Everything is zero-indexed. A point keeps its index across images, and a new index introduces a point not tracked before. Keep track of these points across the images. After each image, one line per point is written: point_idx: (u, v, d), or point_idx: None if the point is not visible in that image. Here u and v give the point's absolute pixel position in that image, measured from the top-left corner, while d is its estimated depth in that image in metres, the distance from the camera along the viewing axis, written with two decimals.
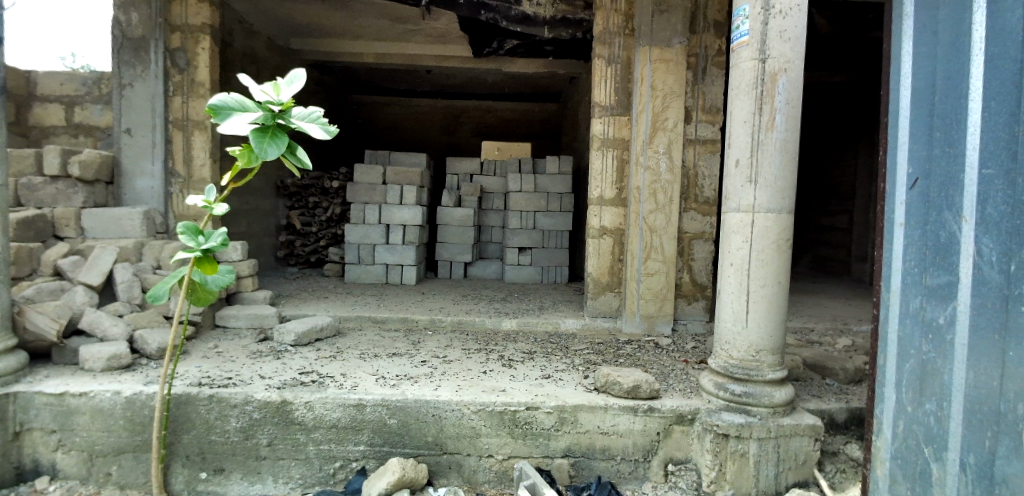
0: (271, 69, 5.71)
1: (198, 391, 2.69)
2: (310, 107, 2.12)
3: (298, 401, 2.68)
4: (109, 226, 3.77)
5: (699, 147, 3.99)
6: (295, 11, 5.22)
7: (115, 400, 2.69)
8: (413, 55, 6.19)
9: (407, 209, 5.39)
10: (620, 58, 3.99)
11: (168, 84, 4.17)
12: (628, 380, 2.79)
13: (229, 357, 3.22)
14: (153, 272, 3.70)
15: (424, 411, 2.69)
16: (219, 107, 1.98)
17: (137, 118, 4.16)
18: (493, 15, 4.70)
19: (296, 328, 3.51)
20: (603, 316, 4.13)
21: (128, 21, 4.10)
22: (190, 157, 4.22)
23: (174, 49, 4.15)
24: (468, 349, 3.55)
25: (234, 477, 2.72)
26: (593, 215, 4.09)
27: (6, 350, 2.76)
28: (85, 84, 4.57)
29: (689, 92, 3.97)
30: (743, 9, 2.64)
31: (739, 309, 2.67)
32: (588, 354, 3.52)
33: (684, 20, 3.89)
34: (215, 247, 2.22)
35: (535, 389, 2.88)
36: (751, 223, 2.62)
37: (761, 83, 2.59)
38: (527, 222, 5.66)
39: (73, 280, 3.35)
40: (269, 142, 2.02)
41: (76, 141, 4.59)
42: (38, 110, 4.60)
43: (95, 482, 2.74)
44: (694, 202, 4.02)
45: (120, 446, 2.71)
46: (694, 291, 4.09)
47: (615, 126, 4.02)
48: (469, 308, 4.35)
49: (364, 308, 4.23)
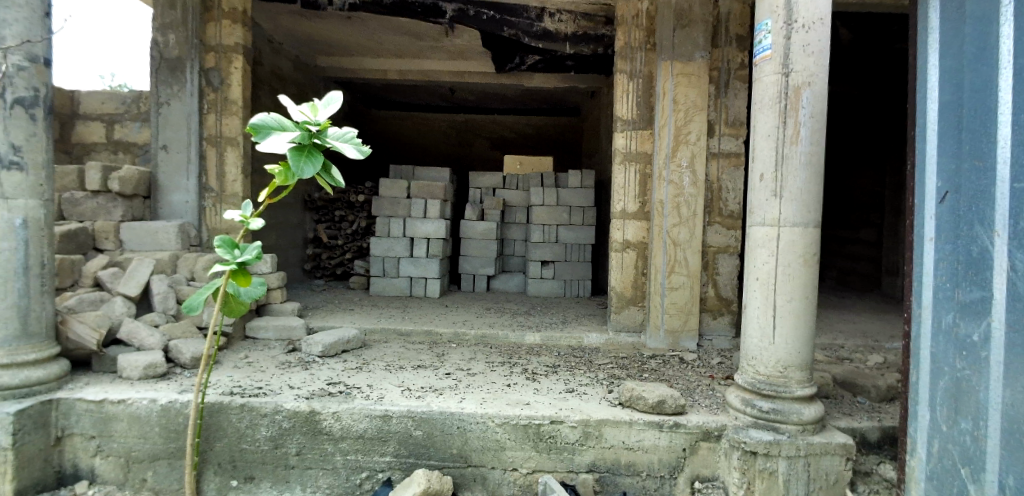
0: (297, 86, 5.86)
1: (231, 400, 2.76)
2: (345, 127, 2.20)
3: (326, 412, 2.73)
4: (146, 239, 3.90)
5: (722, 161, 3.97)
6: (320, 30, 5.36)
7: (151, 408, 2.78)
8: (436, 71, 6.29)
9: (431, 222, 5.45)
10: (642, 73, 4.03)
11: (203, 102, 4.32)
12: (653, 395, 2.77)
13: (259, 367, 3.29)
14: (187, 284, 3.80)
15: (449, 422, 2.71)
16: (260, 126, 2.06)
17: (173, 134, 4.30)
18: (515, 32, 4.80)
19: (324, 339, 3.56)
20: (627, 331, 4.12)
21: (166, 42, 4.27)
22: (222, 172, 4.35)
23: (208, 68, 4.31)
24: (491, 362, 3.57)
25: (264, 486, 2.76)
26: (616, 229, 4.11)
27: (50, 358, 2.89)
28: (125, 103, 4.75)
29: (713, 106, 3.97)
30: (765, 24, 2.66)
31: (765, 324, 2.65)
32: (612, 369, 3.50)
33: (705, 34, 3.91)
34: (250, 260, 2.31)
35: (559, 403, 2.89)
36: (777, 236, 2.61)
37: (785, 97, 2.59)
38: (550, 235, 5.68)
39: (112, 291, 3.48)
40: (305, 161, 2.10)
41: (116, 157, 4.78)
42: (80, 127, 4.79)
43: (131, 488, 2.82)
44: (718, 215, 3.99)
45: (156, 453, 2.79)
46: (719, 306, 4.04)
47: (638, 140, 4.05)
48: (493, 322, 4.36)
49: (389, 321, 4.28)
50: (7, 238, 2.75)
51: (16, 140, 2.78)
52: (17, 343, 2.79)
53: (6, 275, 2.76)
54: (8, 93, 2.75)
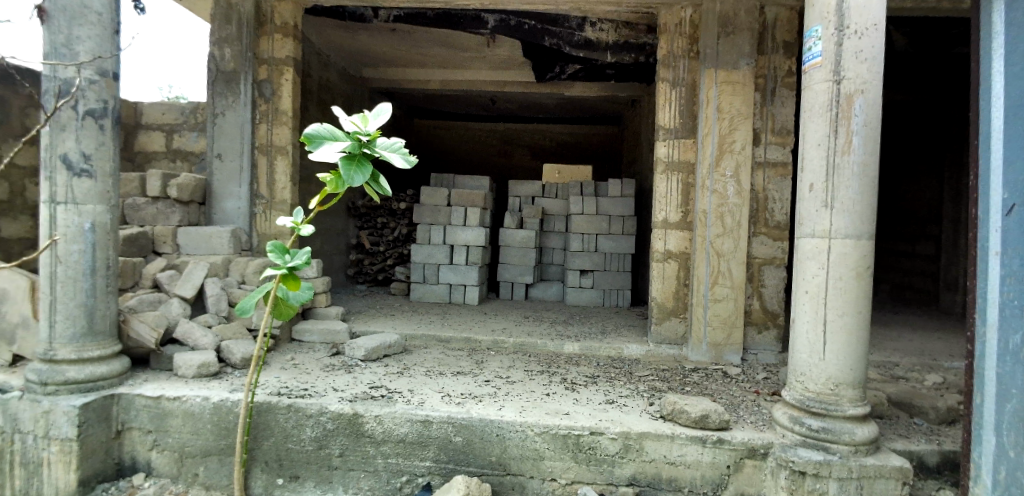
0: (343, 96, 6.04)
1: (278, 400, 2.85)
2: (393, 138, 2.25)
3: (368, 415, 2.78)
4: (201, 244, 4.08)
5: (768, 171, 3.87)
6: (366, 43, 5.53)
7: (204, 405, 2.89)
8: (477, 81, 6.38)
9: (470, 230, 5.50)
10: (684, 81, 3.99)
11: (255, 112, 4.50)
12: (696, 409, 2.70)
13: (304, 369, 3.38)
14: (238, 287, 3.95)
15: (488, 430, 2.72)
16: (313, 136, 2.13)
17: (227, 143, 4.48)
18: (556, 41, 4.82)
19: (366, 344, 3.63)
20: (668, 343, 4.05)
21: (222, 56, 4.47)
22: (272, 180, 4.51)
23: (261, 80, 4.49)
24: (530, 371, 3.56)
25: (308, 486, 2.83)
26: (658, 238, 4.05)
27: (112, 355, 3.06)
28: (183, 114, 5.00)
29: (759, 114, 3.88)
30: (815, 31, 2.60)
31: (815, 339, 2.56)
32: (653, 381, 3.44)
33: (751, 41, 3.83)
34: (300, 265, 2.38)
35: (599, 414, 2.85)
36: (828, 248, 2.52)
37: (836, 105, 2.51)
38: (589, 244, 5.65)
39: (169, 292, 3.65)
40: (355, 169, 2.16)
41: (175, 165, 5.03)
42: (143, 137, 5.06)
43: (184, 482, 2.94)
44: (764, 226, 3.88)
45: (207, 449, 2.90)
46: (765, 320, 3.92)
47: (681, 149, 4.00)
48: (532, 330, 4.36)
49: (429, 327, 4.33)
50: (76, 240, 2.93)
51: (86, 148, 2.96)
52: (84, 340, 2.97)
53: (76, 275, 2.94)
54: (80, 105, 2.94)
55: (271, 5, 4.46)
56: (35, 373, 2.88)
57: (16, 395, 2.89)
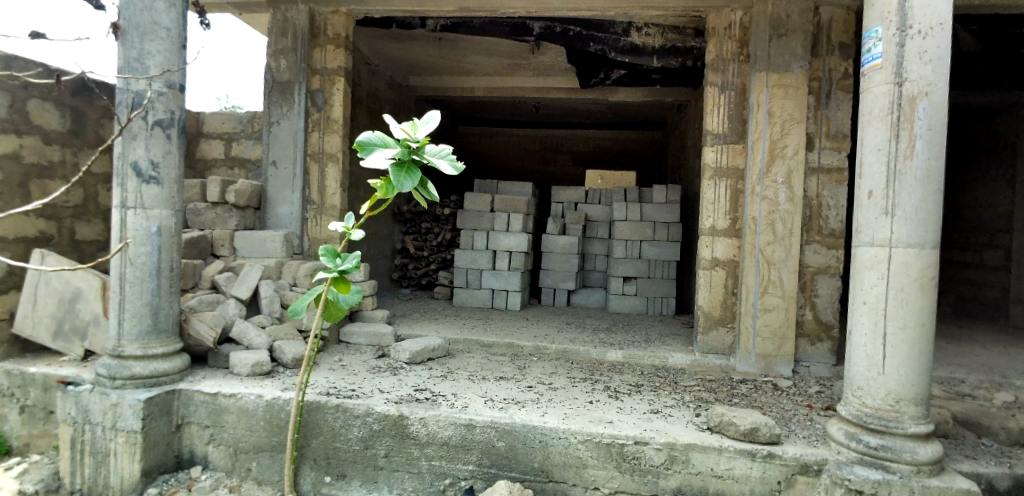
0: (391, 105, 6.21)
1: (327, 400, 2.94)
2: (442, 144, 2.29)
3: (413, 417, 2.83)
4: (256, 247, 4.25)
5: (823, 176, 3.73)
6: (413, 53, 5.66)
7: (258, 403, 3.01)
8: (521, 88, 6.43)
9: (513, 236, 5.53)
10: (734, 85, 3.91)
11: (308, 121, 4.66)
12: (745, 422, 2.62)
13: (352, 370, 3.48)
14: (290, 289, 4.09)
15: (532, 436, 2.72)
16: (365, 144, 2.20)
17: (281, 151, 4.66)
18: (601, 47, 4.76)
19: (411, 347, 3.70)
20: (715, 353, 3.95)
21: (278, 67, 4.65)
22: (323, 186, 4.67)
23: (314, 90, 4.66)
24: (573, 378, 3.55)
25: (354, 484, 2.90)
26: (705, 246, 3.97)
27: (173, 352, 3.22)
28: (241, 123, 5.24)
29: (813, 118, 3.75)
30: (875, 31, 2.50)
31: (874, 353, 2.45)
32: (699, 392, 3.36)
33: (805, 43, 3.72)
34: (350, 269, 2.45)
35: (643, 423, 2.81)
36: (888, 257, 2.41)
37: (898, 108, 2.40)
38: (632, 251, 5.60)
39: (226, 293, 3.82)
40: (405, 175, 2.21)
41: (233, 172, 5.26)
42: (204, 145, 5.33)
43: (238, 476, 3.06)
44: (817, 233, 3.74)
45: (260, 445, 3.01)
46: (819, 331, 3.77)
47: (729, 154, 3.91)
48: (574, 337, 4.33)
49: (472, 332, 4.37)
50: (144, 243, 3.12)
51: (155, 156, 3.15)
52: (149, 337, 3.14)
53: (143, 276, 3.12)
54: (149, 116, 3.13)
55: (324, 17, 4.64)
56: (105, 368, 3.06)
57: (88, 389, 3.09)
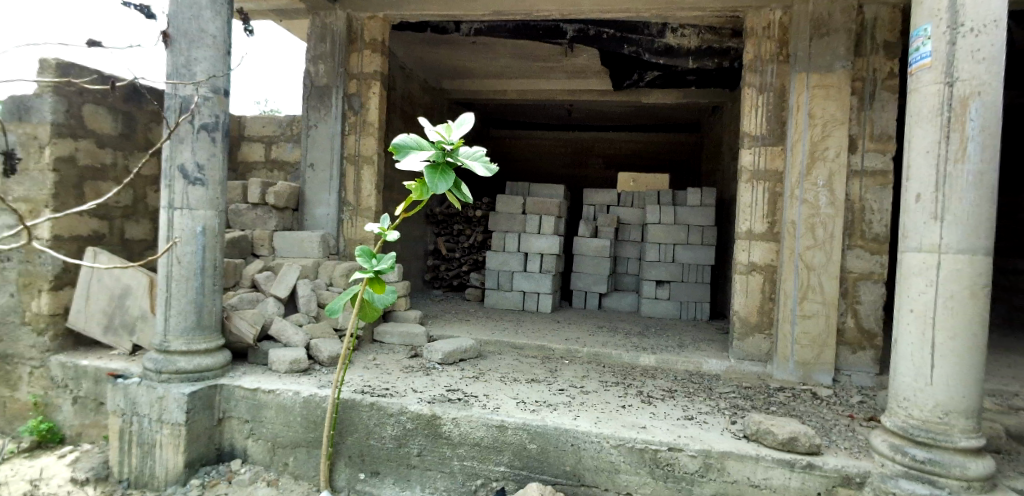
0: (425, 108, 6.29)
1: (362, 398, 2.99)
2: (475, 146, 2.31)
3: (446, 417, 2.85)
4: (294, 247, 4.37)
5: (866, 179, 3.61)
6: (448, 57, 5.72)
7: (295, 399, 3.09)
8: (554, 90, 6.43)
9: (545, 238, 5.52)
10: (772, 86, 3.83)
11: (345, 124, 4.77)
12: (784, 431, 2.55)
13: (386, 369, 3.53)
14: (326, 289, 4.18)
15: (564, 439, 2.71)
16: (401, 146, 2.24)
17: (319, 154, 4.78)
18: (636, 48, 4.69)
19: (443, 347, 3.73)
20: (751, 360, 3.86)
21: (317, 72, 4.77)
22: (359, 188, 4.76)
23: (351, 94, 4.76)
24: (605, 381, 3.52)
25: (387, 482, 2.94)
26: (741, 250, 3.89)
27: (216, 348, 3.34)
28: (281, 126, 5.38)
29: (856, 119, 3.64)
30: (924, 30, 2.41)
31: (921, 363, 2.36)
32: (735, 399, 3.30)
33: (848, 42, 3.61)
34: (386, 269, 2.50)
35: (677, 430, 2.77)
36: (936, 265, 2.32)
37: (948, 109, 2.31)
38: (666, 255, 5.54)
39: (266, 292, 3.94)
40: (439, 177, 2.24)
41: (272, 174, 5.42)
42: (245, 148, 5.50)
43: (276, 470, 3.14)
44: (860, 238, 3.62)
45: (297, 441, 3.09)
46: (861, 339, 3.65)
47: (767, 157, 3.83)
48: (606, 341, 4.30)
49: (504, 334, 4.38)
50: (191, 242, 3.24)
51: (200, 159, 3.27)
52: (193, 333, 3.26)
53: (188, 274, 3.24)
54: (196, 120, 3.25)
55: (362, 22, 4.73)
56: (152, 362, 3.19)
57: (136, 382, 3.22)
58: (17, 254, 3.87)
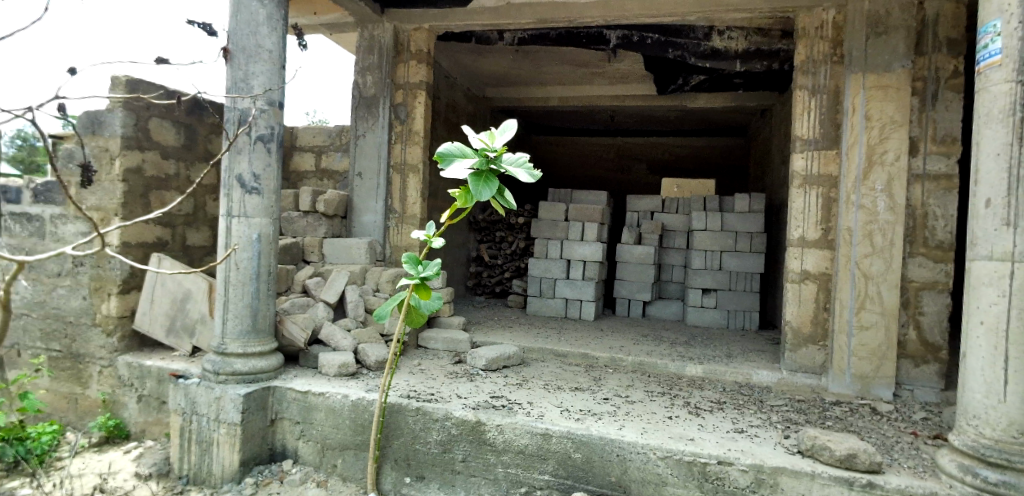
0: (468, 116, 6.37)
1: (408, 403, 3.04)
2: (518, 153, 2.32)
3: (490, 424, 2.87)
4: (343, 254, 4.50)
5: (929, 184, 3.44)
6: (492, 65, 5.80)
7: (344, 402, 3.17)
8: (596, 96, 6.41)
9: (588, 245, 5.49)
10: (825, 87, 3.70)
11: (391, 133, 4.89)
12: (841, 447, 2.44)
13: (431, 375, 3.58)
14: (373, 295, 4.28)
15: (609, 449, 2.68)
16: (445, 155, 2.28)
17: (366, 163, 4.91)
18: (681, 52, 4.67)
19: (487, 354, 3.76)
20: (804, 372, 3.72)
21: (365, 83, 4.91)
22: (405, 196, 4.87)
23: (397, 104, 4.88)
24: (650, 391, 3.46)
25: (432, 486, 2.98)
26: (793, 257, 3.76)
27: (269, 351, 3.47)
28: (330, 136, 5.56)
29: (916, 120, 3.47)
30: (993, 26, 2.27)
31: (993, 379, 2.22)
32: (788, 412, 3.18)
33: (907, 40, 3.45)
34: (432, 276, 2.54)
35: (727, 443, 2.69)
36: (1009, 274, 2.18)
37: (1020, 108, 2.17)
38: (713, 262, 5.41)
39: (316, 297, 4.07)
40: (483, 184, 2.26)
41: (322, 183, 5.60)
42: (297, 158, 5.71)
43: (325, 471, 3.23)
44: (922, 246, 3.45)
45: (345, 443, 3.16)
46: (925, 352, 3.46)
47: (821, 161, 3.70)
48: (651, 350, 4.23)
49: (547, 341, 4.37)
50: (247, 249, 3.38)
51: (257, 169, 3.42)
52: (248, 336, 3.40)
53: (245, 279, 3.39)
54: (252, 132, 3.41)
55: (408, 34, 4.85)
56: (211, 364, 3.35)
57: (196, 382, 3.38)
58: (90, 260, 4.13)
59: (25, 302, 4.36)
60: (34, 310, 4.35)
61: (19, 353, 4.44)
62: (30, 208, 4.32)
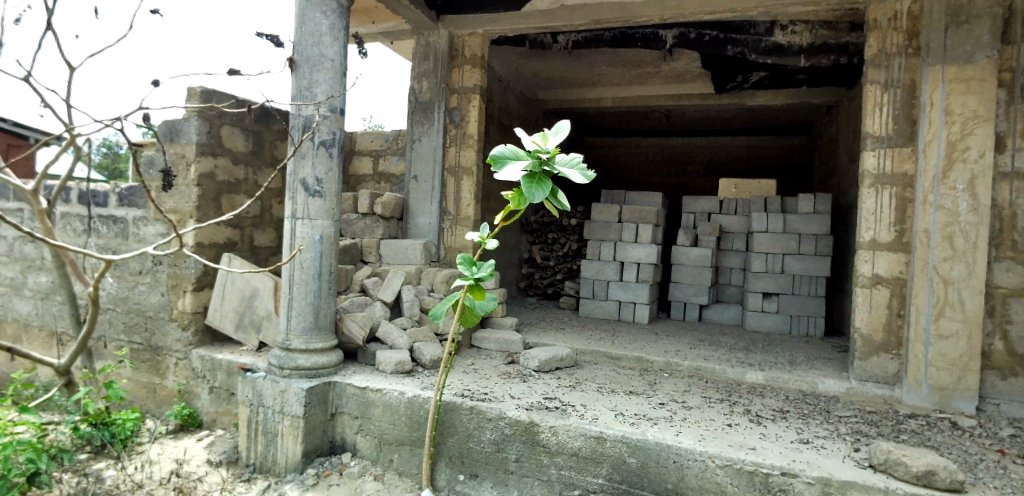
0: (521, 118, 6.41)
1: (463, 401, 3.09)
2: (571, 153, 2.31)
3: (544, 425, 2.87)
4: (399, 255, 4.63)
5: (1018, 182, 3.18)
6: (545, 68, 5.82)
7: (401, 399, 3.25)
8: (651, 96, 6.31)
9: (642, 247, 5.40)
10: (901, 81, 3.49)
11: (446, 137, 4.99)
12: (918, 463, 2.31)
13: (484, 375, 3.62)
14: (428, 295, 4.38)
15: (666, 455, 2.62)
16: (498, 157, 2.29)
17: (422, 166, 5.03)
18: (739, 50, 4.48)
19: (540, 355, 3.77)
20: (875, 382, 3.52)
21: (420, 88, 5.03)
22: (459, 198, 4.96)
23: (452, 108, 4.97)
24: (708, 397, 3.37)
25: (486, 485, 3.00)
26: (863, 261, 3.57)
27: (329, 348, 3.60)
28: (387, 140, 5.73)
29: (1003, 114, 3.22)
30: None
31: None
32: (857, 424, 3.02)
33: (994, 28, 3.19)
34: (485, 277, 2.56)
35: (791, 454, 2.58)
36: None
37: None
38: (774, 265, 5.21)
39: (374, 296, 4.20)
40: (536, 186, 2.26)
41: (380, 185, 5.78)
42: (356, 161, 5.91)
43: (382, 465, 3.33)
44: (1010, 249, 3.20)
45: (402, 439, 3.25)
46: (1013, 364, 3.21)
47: (895, 160, 3.49)
48: (709, 355, 4.11)
49: (600, 343, 4.34)
50: (311, 249, 3.53)
51: (319, 173, 3.56)
52: (311, 333, 3.55)
53: (308, 278, 3.54)
54: (316, 137, 3.56)
55: (462, 39, 4.94)
56: (277, 359, 3.52)
57: (262, 376, 3.55)
58: (168, 258, 4.42)
59: (111, 297, 4.72)
60: (119, 305, 4.70)
61: (106, 344, 4.81)
62: (116, 210, 4.68)
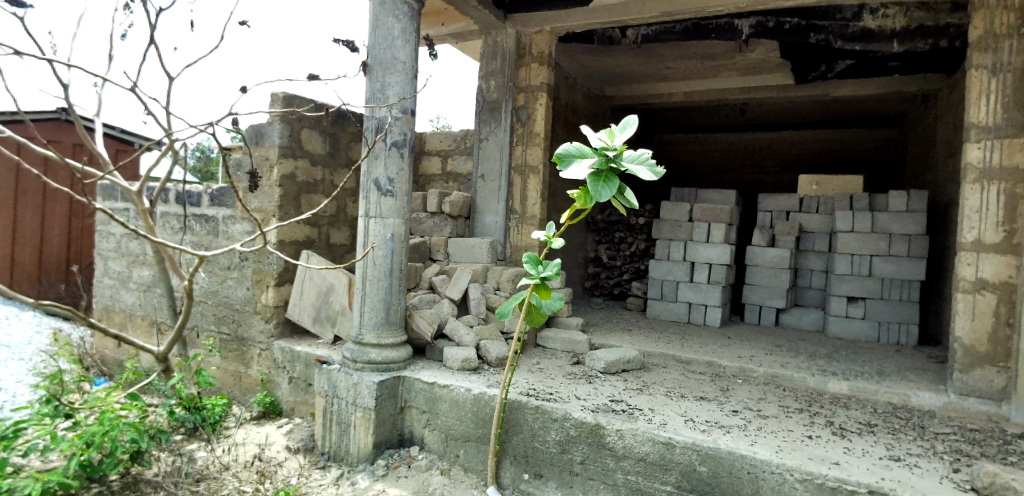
0: (588, 116, 6.35)
1: (528, 400, 3.11)
2: (640, 149, 2.26)
3: (610, 428, 2.84)
4: (466, 253, 4.71)
5: None
6: (613, 64, 5.72)
7: (467, 395, 3.32)
8: (725, 89, 6.09)
9: (714, 247, 5.20)
10: (1012, 65, 3.15)
11: (513, 136, 5.02)
12: None
13: (549, 374, 3.63)
14: (494, 293, 4.43)
15: (739, 466, 2.51)
16: (564, 155, 2.28)
17: (489, 166, 5.09)
18: (823, 37, 4.22)
19: (606, 356, 3.72)
20: (978, 398, 3.21)
21: (488, 88, 5.10)
22: (525, 197, 4.98)
23: (519, 107, 5.00)
24: (786, 407, 3.20)
25: (550, 486, 3.00)
26: (966, 264, 3.24)
27: (399, 343, 3.73)
28: (455, 141, 5.85)
29: None
30: None
31: None
32: (956, 442, 2.76)
33: None
34: (552, 276, 2.56)
35: (880, 471, 2.40)
36: None
37: None
38: (861, 267, 4.86)
39: (441, 294, 4.30)
40: (603, 185, 2.23)
41: (448, 185, 5.90)
42: (425, 162, 6.07)
43: (448, 460, 3.41)
44: None
45: (468, 435, 3.31)
46: None
47: (1005, 151, 3.15)
48: (787, 362, 3.90)
49: (669, 346, 4.22)
50: (383, 247, 3.67)
51: (391, 173, 3.69)
52: (382, 328, 3.69)
53: (380, 275, 3.68)
54: (388, 139, 3.68)
55: (530, 37, 4.94)
56: (350, 352, 3.68)
57: (336, 368, 3.72)
58: (253, 255, 4.74)
59: (203, 291, 5.11)
60: (209, 298, 5.08)
61: (198, 334, 5.22)
62: (208, 210, 5.06)
